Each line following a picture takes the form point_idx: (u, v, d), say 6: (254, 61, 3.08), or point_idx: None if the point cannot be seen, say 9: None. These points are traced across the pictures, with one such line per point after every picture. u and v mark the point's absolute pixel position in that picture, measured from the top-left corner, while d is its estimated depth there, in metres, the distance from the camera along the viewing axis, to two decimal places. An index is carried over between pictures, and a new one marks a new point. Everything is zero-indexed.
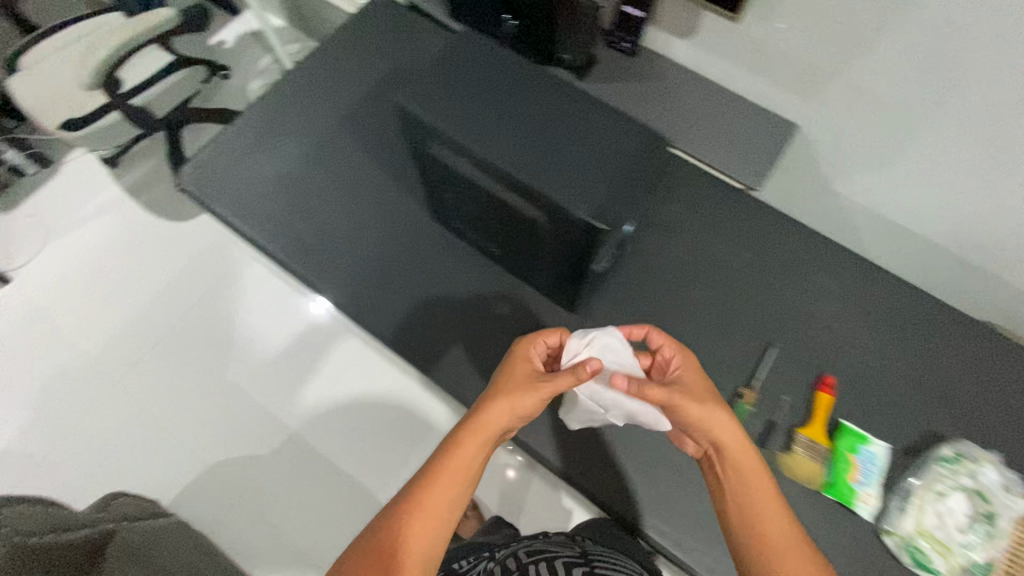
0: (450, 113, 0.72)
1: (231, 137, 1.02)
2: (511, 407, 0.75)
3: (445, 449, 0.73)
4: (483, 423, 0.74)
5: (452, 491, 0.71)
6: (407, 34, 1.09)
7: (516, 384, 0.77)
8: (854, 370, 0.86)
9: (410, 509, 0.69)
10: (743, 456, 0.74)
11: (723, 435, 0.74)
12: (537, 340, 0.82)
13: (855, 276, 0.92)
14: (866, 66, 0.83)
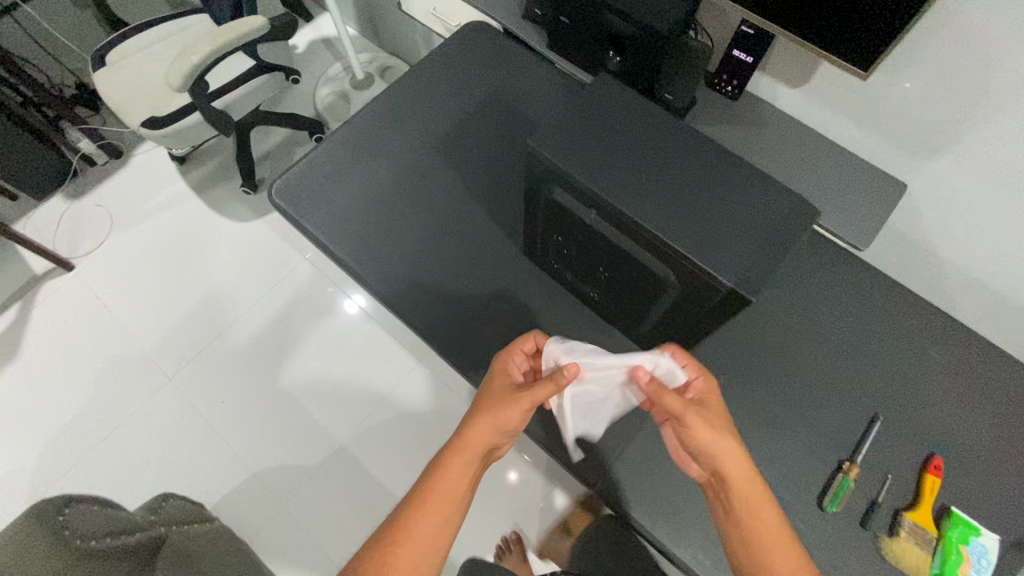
0: (583, 161, 0.68)
1: (323, 155, 1.02)
2: (493, 423, 0.73)
3: (434, 469, 0.73)
4: (462, 440, 0.73)
5: (436, 511, 0.70)
6: (503, 62, 1.10)
7: (492, 398, 0.76)
8: (970, 455, 0.78)
9: (399, 532, 0.68)
10: (738, 475, 0.68)
11: (718, 452, 0.68)
12: (513, 352, 0.81)
13: (970, 350, 0.85)
14: (1001, 129, 0.78)
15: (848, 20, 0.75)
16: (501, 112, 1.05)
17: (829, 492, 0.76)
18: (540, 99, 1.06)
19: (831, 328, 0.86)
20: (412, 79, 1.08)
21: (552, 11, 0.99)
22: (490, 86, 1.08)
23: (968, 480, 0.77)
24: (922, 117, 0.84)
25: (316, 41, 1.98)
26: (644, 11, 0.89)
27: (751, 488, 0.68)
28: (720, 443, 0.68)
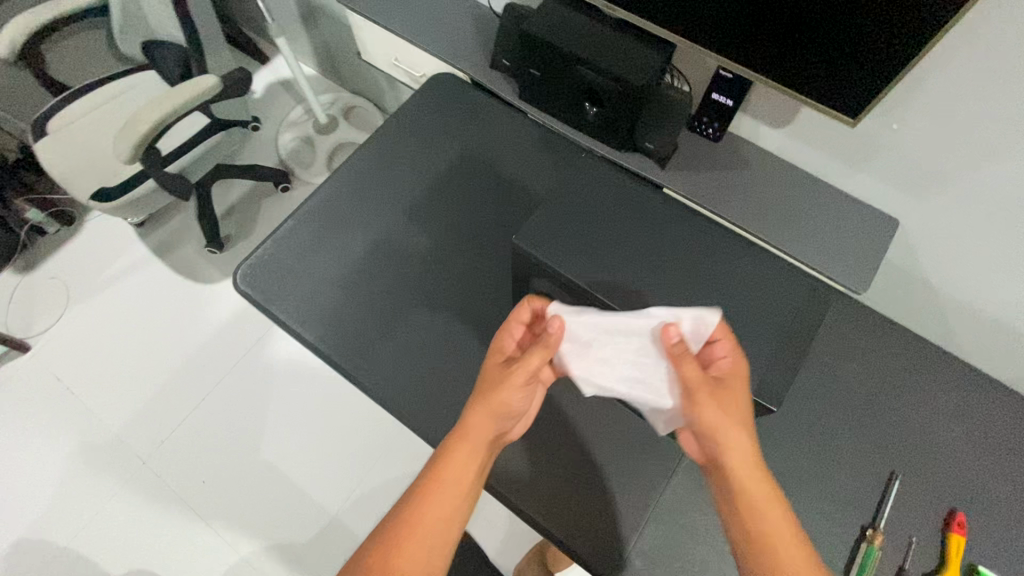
0: (587, 255, 0.77)
1: (291, 233, 0.96)
2: (493, 406, 0.67)
3: (432, 463, 0.66)
4: (462, 429, 0.67)
5: (437, 507, 0.63)
6: (475, 118, 1.05)
7: (489, 382, 0.69)
8: (991, 506, 0.76)
9: (399, 535, 0.61)
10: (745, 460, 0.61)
11: (726, 435, 0.62)
12: (511, 324, 0.72)
13: (977, 391, 0.83)
14: (996, 168, 0.76)
15: (833, 70, 0.72)
16: (475, 171, 1.01)
17: (855, 563, 0.72)
18: (514, 154, 1.02)
19: (841, 381, 0.83)
20: (379, 141, 1.03)
21: (522, 65, 0.95)
22: (462, 143, 1.03)
23: (1001, 535, 0.74)
24: (914, 154, 0.82)
25: (274, 84, 1.90)
26: (618, 65, 0.85)
27: (756, 476, 0.61)
28: (726, 425, 0.62)
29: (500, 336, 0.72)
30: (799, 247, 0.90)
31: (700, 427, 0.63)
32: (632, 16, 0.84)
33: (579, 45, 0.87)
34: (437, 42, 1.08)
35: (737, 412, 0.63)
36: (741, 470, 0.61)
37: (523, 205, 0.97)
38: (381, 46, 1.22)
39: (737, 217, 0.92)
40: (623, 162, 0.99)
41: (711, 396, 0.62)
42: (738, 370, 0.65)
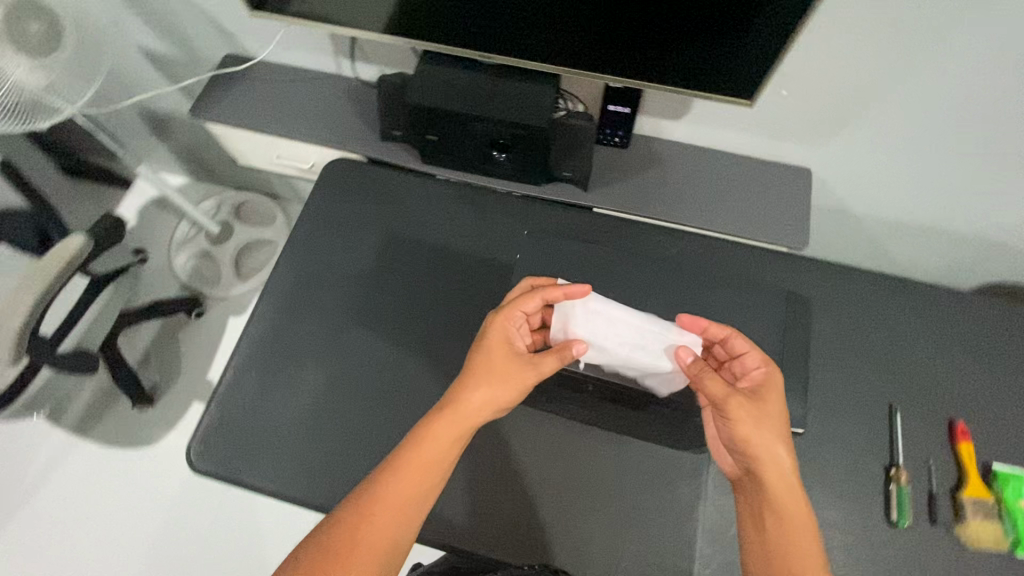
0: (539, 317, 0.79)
1: (232, 385, 0.85)
2: (492, 395, 0.66)
3: (418, 434, 0.64)
4: (456, 406, 0.65)
5: (419, 482, 0.61)
6: (384, 195, 0.99)
7: (488, 368, 0.67)
8: (977, 403, 0.81)
9: (375, 504, 0.60)
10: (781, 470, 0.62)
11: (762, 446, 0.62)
12: (515, 310, 0.70)
13: (931, 300, 0.88)
14: (881, 103, 0.81)
15: (720, 59, 0.74)
16: (405, 249, 0.94)
17: (893, 506, 0.75)
18: (439, 218, 0.96)
19: (821, 337, 0.85)
20: (293, 252, 0.95)
21: (416, 133, 0.91)
22: (381, 225, 0.96)
23: (995, 426, 0.80)
24: (809, 109, 0.86)
25: (145, 206, 1.71)
26: (514, 111, 0.83)
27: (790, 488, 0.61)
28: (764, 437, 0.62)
29: (508, 315, 0.70)
30: (735, 223, 0.92)
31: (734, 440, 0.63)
32: (509, 58, 0.82)
33: (468, 101, 0.85)
34: (318, 131, 1.01)
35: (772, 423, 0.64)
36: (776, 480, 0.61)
37: (467, 268, 0.92)
38: (256, 147, 1.12)
39: (673, 213, 0.93)
40: (548, 195, 0.97)
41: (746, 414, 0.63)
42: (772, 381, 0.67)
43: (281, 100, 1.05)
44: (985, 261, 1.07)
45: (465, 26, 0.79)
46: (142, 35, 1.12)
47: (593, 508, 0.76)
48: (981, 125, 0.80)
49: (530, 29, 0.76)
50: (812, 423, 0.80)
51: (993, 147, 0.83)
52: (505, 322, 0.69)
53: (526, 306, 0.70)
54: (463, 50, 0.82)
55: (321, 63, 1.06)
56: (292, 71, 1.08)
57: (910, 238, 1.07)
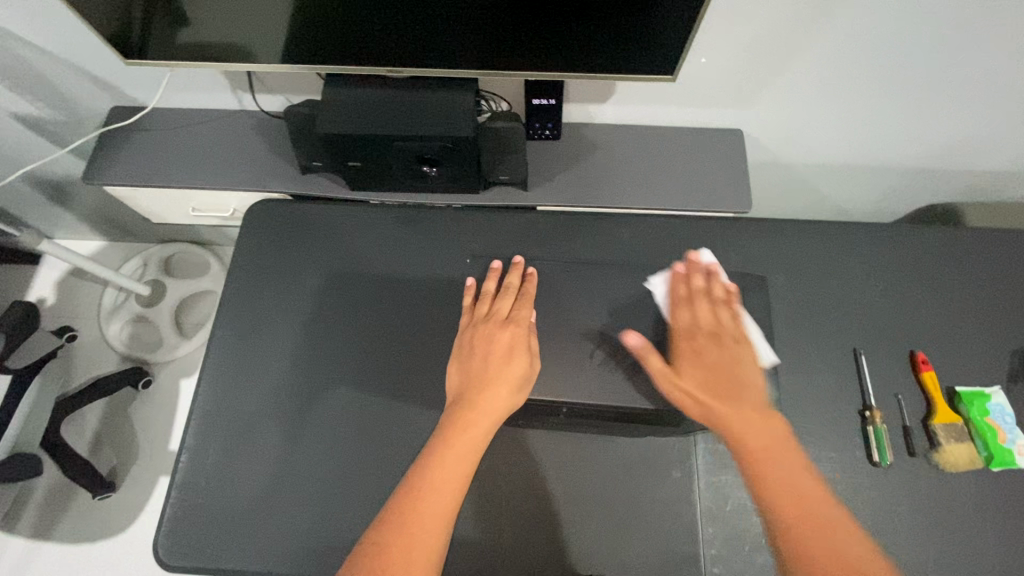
0: None
1: (192, 467, 0.79)
2: (514, 389, 0.68)
3: (442, 437, 0.64)
4: (478, 404, 0.66)
5: (453, 484, 0.61)
6: (318, 229, 0.93)
7: (505, 366, 0.69)
8: (931, 329, 0.84)
9: (412, 516, 0.58)
10: (709, 372, 0.67)
11: (678, 349, 0.70)
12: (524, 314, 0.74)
13: (873, 236, 0.90)
14: (796, 55, 0.82)
15: (636, 38, 0.71)
16: (351, 286, 0.89)
17: (873, 447, 0.77)
18: (379, 246, 0.91)
19: (779, 295, 0.86)
20: (230, 311, 0.88)
21: (338, 162, 0.86)
22: (321, 264, 0.90)
23: (949, 349, 0.83)
24: (730, 73, 0.86)
25: (62, 280, 1.58)
26: (436, 125, 0.79)
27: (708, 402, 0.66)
28: (682, 341, 0.70)
29: (518, 321, 0.73)
30: (677, 196, 0.92)
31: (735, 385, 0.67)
32: (422, 68, 0.78)
33: (387, 122, 0.80)
34: (232, 176, 0.94)
35: (703, 336, 0.70)
36: (692, 387, 0.66)
37: (417, 292, 0.88)
38: (167, 203, 1.03)
39: (616, 198, 0.92)
40: (489, 203, 0.94)
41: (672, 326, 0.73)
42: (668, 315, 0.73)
43: (185, 149, 0.97)
44: (912, 186, 1.11)
45: (367, 41, 0.74)
46: (9, 100, 1.00)
47: (592, 513, 0.75)
48: (891, 62, 0.82)
49: (437, 33, 0.72)
50: (784, 382, 0.81)
51: (903, 80, 0.86)
52: (520, 324, 0.73)
53: (531, 313, 0.75)
54: (371, 67, 0.78)
55: (220, 101, 0.98)
56: (191, 115, 0.99)
57: (843, 176, 1.10)
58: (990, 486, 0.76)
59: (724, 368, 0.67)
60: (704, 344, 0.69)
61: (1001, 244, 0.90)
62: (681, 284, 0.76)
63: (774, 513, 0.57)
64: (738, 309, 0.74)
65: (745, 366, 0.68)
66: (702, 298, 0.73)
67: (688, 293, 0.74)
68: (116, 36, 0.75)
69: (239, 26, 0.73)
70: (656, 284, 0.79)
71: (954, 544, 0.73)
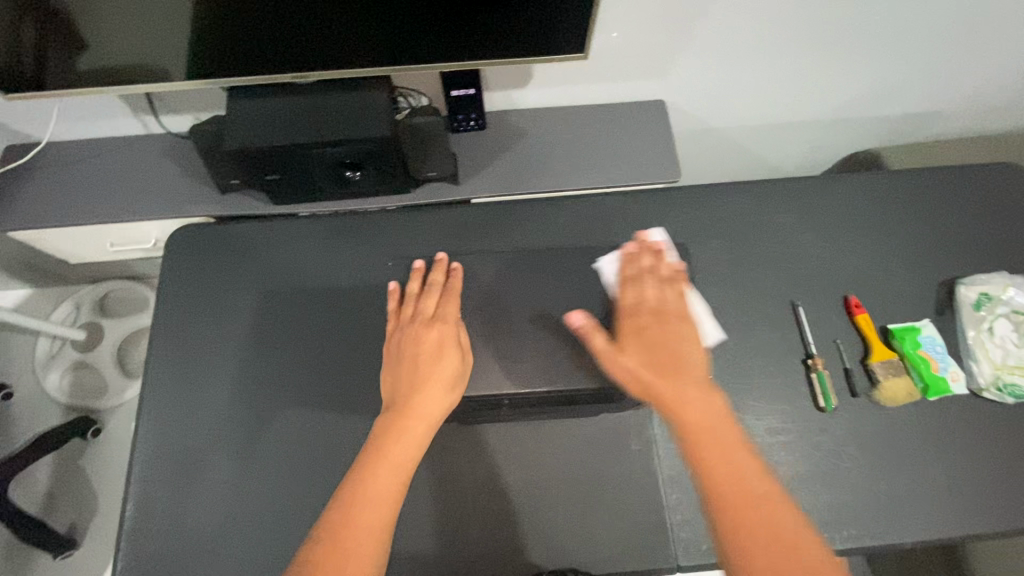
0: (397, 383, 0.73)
1: (139, 514, 0.75)
2: (448, 384, 0.68)
3: (378, 444, 0.63)
4: (413, 408, 0.65)
5: (387, 493, 0.59)
6: (245, 248, 0.89)
7: (434, 364, 0.68)
8: (862, 274, 0.88)
9: (350, 525, 0.56)
10: (648, 352, 0.64)
11: (624, 325, 0.68)
12: (449, 311, 0.74)
13: (799, 189, 0.93)
14: (704, 19, 0.83)
15: (539, 18, 0.71)
16: (287, 303, 0.85)
17: (818, 393, 0.79)
18: (313, 258, 0.88)
19: (717, 258, 0.88)
20: (161, 346, 0.84)
21: (255, 177, 0.82)
22: (253, 284, 0.87)
23: (880, 291, 0.87)
24: (643, 45, 0.86)
25: None
26: (351, 128, 0.77)
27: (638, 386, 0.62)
28: (626, 319, 0.68)
29: (446, 320, 0.73)
30: (609, 173, 0.92)
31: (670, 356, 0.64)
32: (328, 72, 0.75)
33: (299, 130, 0.77)
34: (147, 205, 0.89)
35: (647, 316, 0.68)
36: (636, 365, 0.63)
37: (357, 301, 0.85)
38: (82, 242, 0.97)
39: (550, 181, 0.91)
40: (422, 201, 0.92)
41: (620, 305, 0.70)
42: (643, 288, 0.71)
43: (93, 182, 0.91)
44: (837, 136, 1.15)
45: (264, 47, 0.71)
46: None
47: (558, 499, 0.75)
48: (794, 19, 0.84)
49: (334, 33, 0.70)
50: (730, 343, 0.83)
51: (809, 34, 0.88)
52: (447, 321, 0.72)
53: (457, 309, 0.75)
54: (274, 76, 0.75)
55: (123, 127, 0.93)
56: (96, 146, 0.94)
57: (770, 134, 1.12)
58: (929, 415, 0.80)
59: (666, 347, 0.64)
60: (647, 319, 0.67)
61: (918, 183, 0.94)
62: (630, 264, 0.74)
63: (721, 510, 0.53)
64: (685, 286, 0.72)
65: (688, 342, 0.65)
66: (649, 276, 0.72)
67: (632, 272, 0.73)
68: (4, 65, 0.69)
69: (127, 45, 0.69)
70: (605, 266, 0.77)
71: (902, 474, 0.77)
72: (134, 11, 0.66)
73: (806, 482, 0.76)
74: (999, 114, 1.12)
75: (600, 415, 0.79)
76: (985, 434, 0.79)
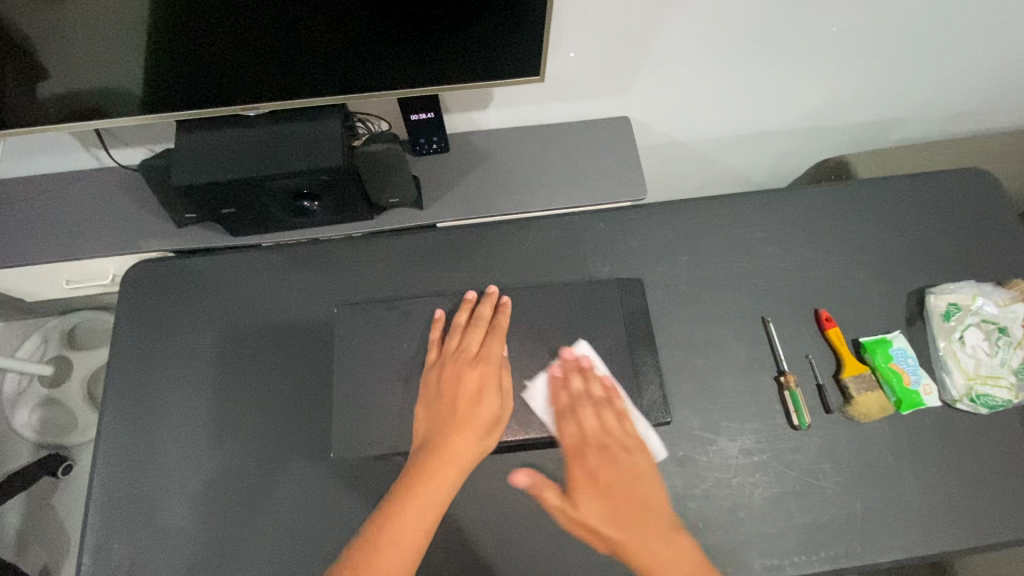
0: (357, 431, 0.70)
1: (95, 567, 0.72)
2: (484, 434, 0.63)
3: (406, 483, 0.60)
4: (448, 451, 0.61)
5: (409, 549, 0.56)
6: (204, 283, 0.87)
7: (472, 408, 0.64)
8: (832, 287, 0.87)
9: (369, 573, 0.54)
10: (610, 502, 0.61)
11: (573, 474, 0.63)
12: (493, 348, 0.68)
13: (767, 202, 0.92)
14: (663, 37, 0.82)
15: (492, 42, 0.69)
16: (246, 339, 0.83)
17: (792, 411, 0.78)
18: (273, 291, 0.86)
19: (686, 276, 0.87)
20: (118, 389, 0.81)
21: (209, 212, 0.80)
22: (213, 320, 0.85)
23: (850, 303, 0.86)
24: (603, 64, 0.85)
25: None
26: (305, 159, 0.75)
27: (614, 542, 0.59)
28: (575, 462, 0.63)
29: (490, 358, 0.67)
30: (575, 193, 0.91)
31: (634, 501, 0.61)
32: (278, 103, 0.74)
33: (251, 164, 0.75)
34: (100, 242, 0.87)
35: (594, 451, 0.64)
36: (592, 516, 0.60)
37: (318, 334, 0.83)
38: (37, 281, 0.94)
39: (515, 204, 0.90)
40: (385, 227, 0.90)
41: (561, 443, 0.66)
42: (588, 417, 0.67)
43: (43, 220, 0.89)
44: (806, 145, 1.15)
45: (211, 81, 0.70)
46: None
47: (530, 531, 0.73)
48: (752, 34, 0.84)
49: (281, 64, 0.69)
50: (702, 362, 0.82)
51: (768, 49, 0.88)
52: (490, 361, 0.67)
53: (503, 347, 0.69)
54: (222, 108, 0.73)
55: (75, 162, 0.91)
56: (47, 182, 0.91)
57: (740, 146, 1.12)
58: (902, 428, 0.79)
59: (622, 488, 0.62)
60: (597, 463, 0.63)
61: (885, 191, 0.94)
62: (560, 392, 0.69)
63: None
64: (621, 405, 0.69)
65: (641, 476, 0.63)
66: (584, 402, 0.68)
67: (568, 402, 0.68)
68: None
69: (66, 81, 0.67)
70: (535, 397, 0.69)
71: (879, 489, 0.76)
72: (71, 49, 0.64)
73: (782, 503, 0.75)
74: (963, 118, 1.12)
75: None
76: (961, 445, 0.78)
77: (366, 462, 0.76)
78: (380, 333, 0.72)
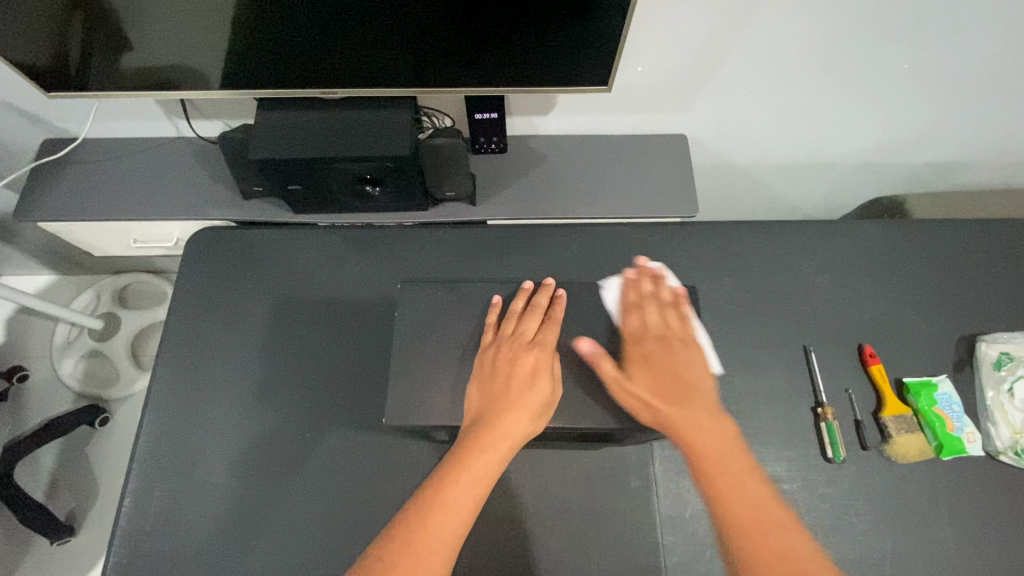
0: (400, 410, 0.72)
1: (136, 510, 0.76)
2: (537, 414, 0.64)
3: (457, 457, 0.61)
4: (498, 430, 0.62)
5: (458, 519, 0.57)
6: (265, 251, 0.91)
7: (525, 390, 0.65)
8: (879, 325, 0.86)
9: (419, 540, 0.56)
10: (658, 376, 0.66)
11: (631, 350, 0.69)
12: (547, 334, 0.69)
13: (817, 232, 0.92)
14: (731, 62, 0.84)
15: (567, 51, 0.72)
16: (298, 311, 0.86)
17: (827, 443, 0.77)
18: (328, 267, 0.89)
19: (729, 297, 0.87)
20: (173, 342, 0.85)
21: (278, 187, 0.84)
22: (269, 288, 0.88)
23: (896, 343, 0.85)
24: (667, 82, 0.87)
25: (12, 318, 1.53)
26: (377, 145, 0.78)
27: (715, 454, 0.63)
28: (630, 344, 0.69)
29: (544, 344, 0.68)
30: (626, 205, 0.92)
31: (682, 383, 0.66)
32: (353, 91, 0.77)
33: (326, 144, 0.79)
34: (171, 205, 0.92)
35: (653, 340, 0.69)
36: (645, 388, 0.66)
37: (366, 314, 0.86)
38: (107, 236, 0.99)
39: (565, 208, 0.91)
40: (438, 219, 0.92)
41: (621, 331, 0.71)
42: (654, 316, 0.72)
43: (122, 180, 0.94)
44: (861, 180, 1.14)
45: (294, 65, 0.74)
46: None
47: (551, 530, 0.74)
48: (819, 68, 0.86)
49: (362, 56, 0.72)
50: (739, 384, 0.82)
51: (834, 83, 0.89)
52: (544, 346, 0.68)
53: (558, 334, 0.70)
54: (299, 89, 0.77)
55: (156, 129, 0.96)
56: (128, 145, 0.97)
57: (792, 175, 1.11)
58: (942, 475, 0.77)
59: (675, 373, 0.67)
60: (653, 346, 0.69)
61: (941, 233, 0.92)
62: (631, 291, 0.75)
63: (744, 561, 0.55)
64: (688, 312, 0.74)
65: (699, 368, 0.68)
66: (651, 300, 0.73)
67: (638, 299, 0.73)
68: (51, 66, 0.73)
69: (161, 55, 0.72)
70: (609, 288, 0.75)
71: (911, 533, 0.74)
72: (172, 26, 0.68)
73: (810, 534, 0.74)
74: None
75: (600, 450, 0.77)
76: (1002, 499, 0.76)
77: (399, 442, 0.78)
78: (429, 318, 0.74)
